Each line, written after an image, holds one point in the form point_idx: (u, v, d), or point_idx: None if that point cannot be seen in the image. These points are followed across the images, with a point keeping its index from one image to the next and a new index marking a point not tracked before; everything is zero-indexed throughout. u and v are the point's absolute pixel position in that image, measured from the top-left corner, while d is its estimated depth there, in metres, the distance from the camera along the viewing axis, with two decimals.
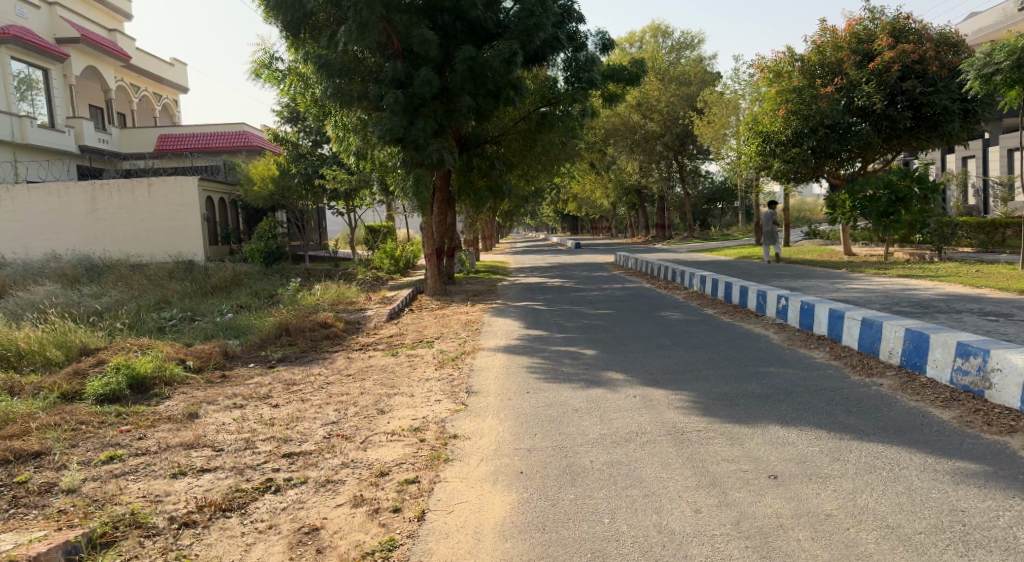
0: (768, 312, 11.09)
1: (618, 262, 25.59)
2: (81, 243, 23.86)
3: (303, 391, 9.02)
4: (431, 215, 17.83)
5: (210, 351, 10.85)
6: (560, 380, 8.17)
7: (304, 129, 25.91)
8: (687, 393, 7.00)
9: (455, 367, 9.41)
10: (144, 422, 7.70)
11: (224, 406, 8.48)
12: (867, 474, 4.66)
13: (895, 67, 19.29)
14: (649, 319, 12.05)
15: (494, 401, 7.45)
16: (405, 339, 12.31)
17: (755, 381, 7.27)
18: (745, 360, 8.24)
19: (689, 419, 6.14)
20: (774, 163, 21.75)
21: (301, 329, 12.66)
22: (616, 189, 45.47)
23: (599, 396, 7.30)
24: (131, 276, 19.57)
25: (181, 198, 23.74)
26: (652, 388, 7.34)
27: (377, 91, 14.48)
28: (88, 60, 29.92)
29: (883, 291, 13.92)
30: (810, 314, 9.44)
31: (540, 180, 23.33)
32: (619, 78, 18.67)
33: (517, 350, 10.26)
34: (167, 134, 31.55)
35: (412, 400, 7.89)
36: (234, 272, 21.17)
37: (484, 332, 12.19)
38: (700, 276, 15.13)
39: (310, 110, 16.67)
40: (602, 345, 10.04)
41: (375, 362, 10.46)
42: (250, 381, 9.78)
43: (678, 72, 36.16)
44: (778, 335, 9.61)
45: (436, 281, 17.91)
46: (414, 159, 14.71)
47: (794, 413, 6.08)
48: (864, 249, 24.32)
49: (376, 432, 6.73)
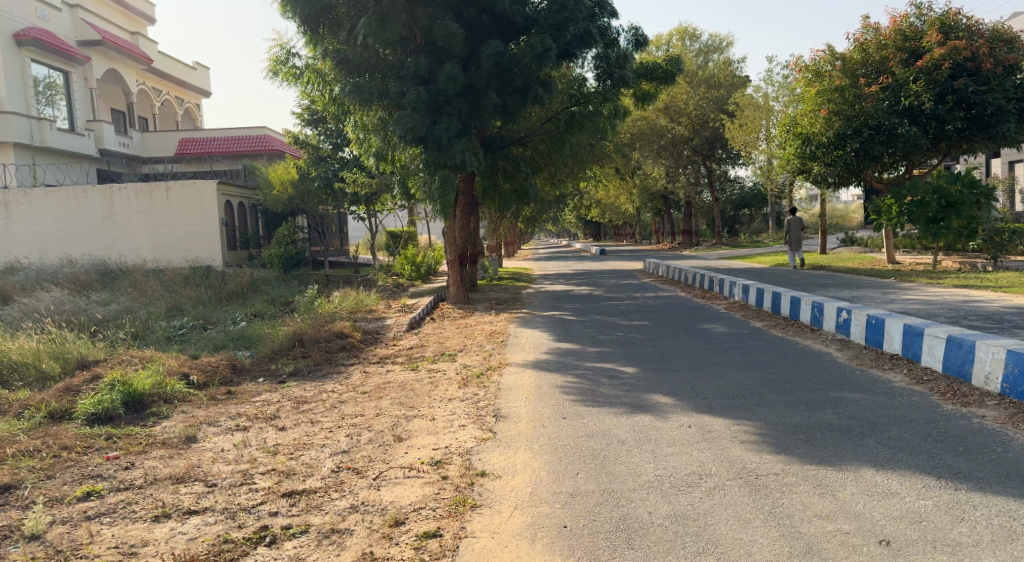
0: (825, 326, 10.13)
1: (648, 269, 24.52)
2: (98, 248, 23.24)
3: (314, 411, 8.15)
4: (454, 219, 16.90)
5: (216, 365, 10.05)
6: (600, 403, 7.21)
7: (324, 131, 25.32)
8: (752, 424, 6.12)
9: (480, 386, 8.49)
10: (134, 447, 6.87)
11: (226, 428, 7.63)
12: (1008, 545, 3.85)
13: (945, 65, 18.09)
14: (692, 332, 11.07)
15: (526, 429, 6.53)
16: (426, 351, 11.42)
17: (829, 411, 6.38)
18: (810, 384, 7.35)
19: (761, 458, 5.24)
20: (815, 166, 20.95)
21: (316, 340, 11.83)
22: (642, 195, 44.20)
23: (647, 424, 6.35)
24: (145, 282, 18.90)
25: (198, 201, 23.13)
26: (708, 417, 6.40)
27: (398, 88, 13.63)
28: (109, 63, 29.48)
29: (943, 304, 12.80)
30: (880, 330, 8.49)
31: (566, 184, 22.38)
32: (652, 77, 17.68)
33: (548, 366, 9.32)
34: (187, 137, 31.04)
35: (433, 425, 7.00)
36: (251, 278, 20.44)
37: (511, 344, 11.27)
38: (742, 285, 14.12)
39: (329, 108, 15.84)
40: (643, 362, 9.08)
41: (394, 378, 9.58)
42: (257, 398, 8.93)
43: (708, 74, 34.98)
44: (843, 354, 8.63)
45: (458, 288, 17.09)
46: (437, 161, 13.82)
47: (888, 452, 5.19)
48: (910, 256, 23.08)
49: (391, 465, 5.82)
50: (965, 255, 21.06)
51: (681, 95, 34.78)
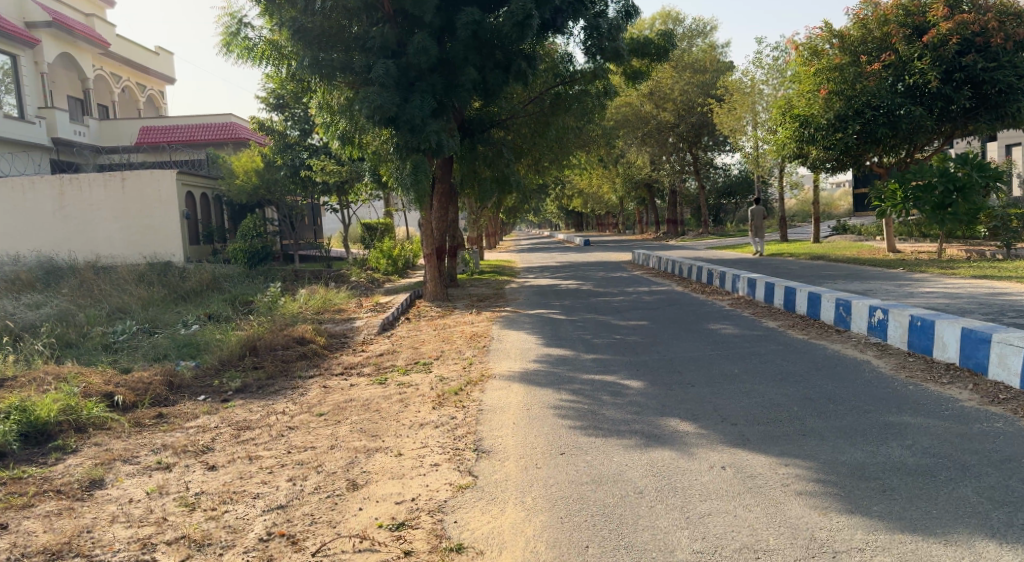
0: (853, 327, 8.88)
1: (636, 261, 23.22)
2: (47, 245, 21.55)
3: (256, 442, 6.72)
4: (429, 209, 15.43)
5: (149, 382, 8.59)
6: (604, 433, 5.82)
7: (291, 117, 23.54)
8: (805, 462, 4.86)
9: (458, 407, 7.09)
10: (16, 500, 5.39)
11: (143, 467, 6.20)
12: None
13: (953, 40, 16.67)
14: (699, 335, 9.75)
15: (515, 471, 5.16)
16: (398, 359, 10.03)
17: (895, 443, 5.10)
18: (859, 404, 6.07)
19: (833, 524, 4.01)
20: (812, 149, 19.57)
21: (271, 348, 10.43)
22: (625, 184, 42.92)
23: (668, 465, 4.98)
24: (93, 280, 17.34)
25: (157, 193, 21.50)
26: (745, 456, 5.08)
27: (363, 62, 12.16)
28: (61, 46, 27.50)
29: (970, 297, 11.59)
30: (929, 334, 7.26)
31: (550, 171, 20.95)
32: (644, 53, 16.23)
33: (538, 379, 7.92)
34: (149, 125, 29.44)
35: (398, 464, 5.59)
36: (213, 275, 18.91)
37: (493, 350, 9.86)
38: (748, 278, 12.82)
39: (286, 84, 14.27)
40: (650, 375, 7.71)
41: (357, 396, 8.13)
42: (191, 424, 7.48)
43: (693, 58, 33.43)
44: (885, 364, 7.35)
45: (435, 283, 15.62)
46: (410, 144, 12.41)
47: (1002, 514, 3.96)
48: (910, 244, 21.97)
49: (340, 532, 4.46)
50: (970, 243, 20.05)
51: (666, 81, 33.34)
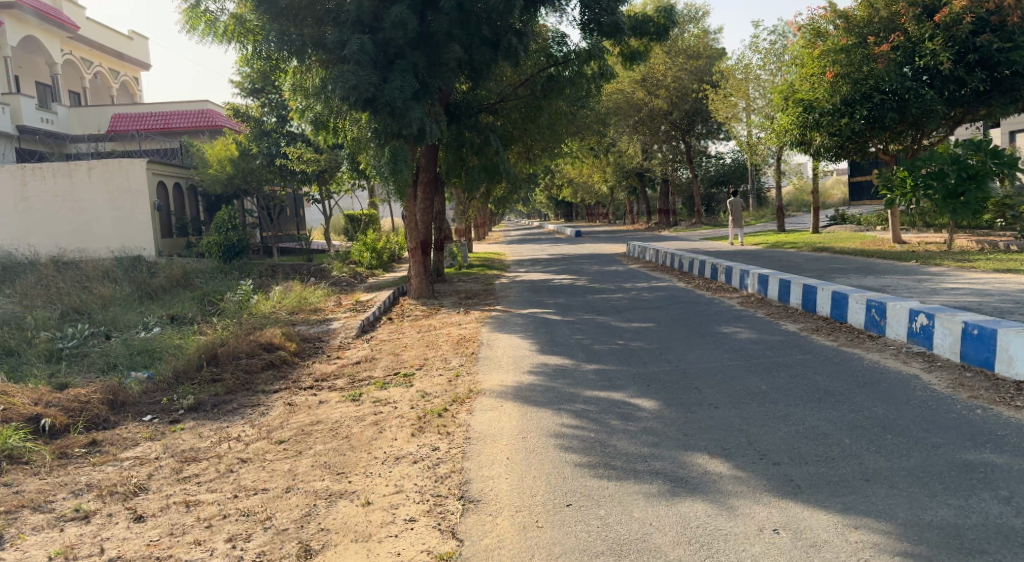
0: (889, 332, 7.85)
1: (631, 253, 22.10)
2: (7, 239, 20.29)
3: (198, 481, 5.60)
4: (412, 199, 14.27)
5: (88, 399, 7.45)
6: (620, 475, 4.75)
7: (268, 102, 22.35)
8: (880, 525, 3.80)
9: (442, 434, 6.02)
10: None
11: (56, 516, 5.07)
12: None
13: (967, 19, 15.49)
14: (713, 340, 8.66)
15: (511, 532, 4.10)
16: (375, 368, 8.94)
17: (987, 493, 4.07)
18: (924, 436, 5.03)
19: None
20: (817, 136, 18.21)
21: (234, 356, 9.29)
22: (615, 172, 41.74)
23: (706, 528, 3.92)
24: (52, 276, 16.08)
25: (127, 184, 20.18)
26: (801, 513, 4.01)
27: (336, 36, 10.99)
28: (27, 28, 26.00)
29: (1002, 294, 10.62)
30: (990, 345, 6.26)
31: (540, 159, 19.81)
32: (642, 31, 15.09)
33: (535, 397, 6.85)
34: (120, 113, 27.97)
35: (366, 517, 4.51)
36: (183, 270, 17.70)
37: (483, 359, 8.77)
38: (758, 274, 11.75)
39: (254, 63, 13.05)
40: (664, 392, 6.64)
41: (326, 417, 7.02)
42: (127, 455, 6.35)
43: (687, 43, 32.22)
44: (939, 379, 6.31)
45: (421, 281, 14.42)
46: (389, 129, 11.26)
47: None
48: (915, 235, 20.97)
49: None
50: (980, 233, 19.09)
51: (659, 67, 32.18)
